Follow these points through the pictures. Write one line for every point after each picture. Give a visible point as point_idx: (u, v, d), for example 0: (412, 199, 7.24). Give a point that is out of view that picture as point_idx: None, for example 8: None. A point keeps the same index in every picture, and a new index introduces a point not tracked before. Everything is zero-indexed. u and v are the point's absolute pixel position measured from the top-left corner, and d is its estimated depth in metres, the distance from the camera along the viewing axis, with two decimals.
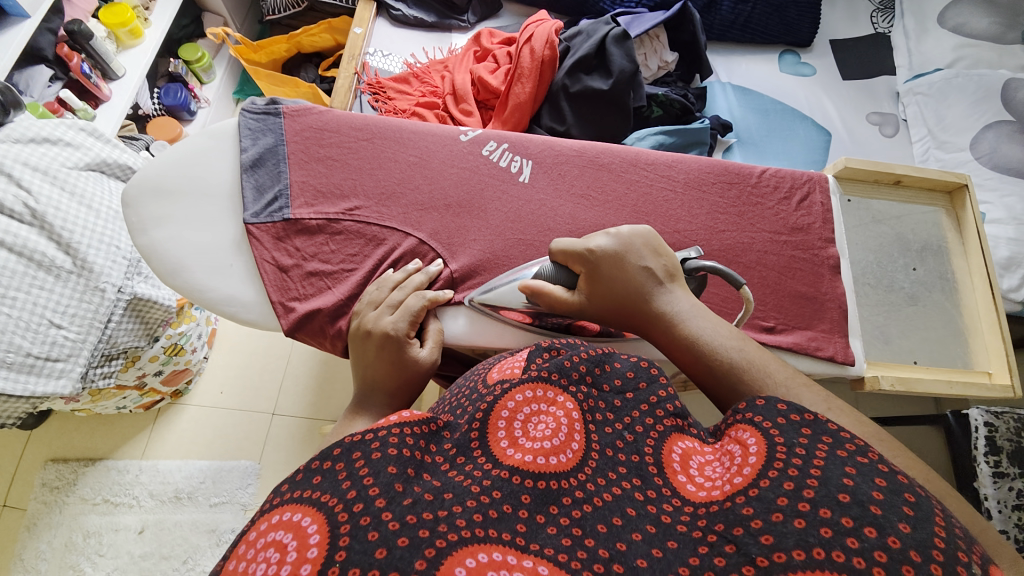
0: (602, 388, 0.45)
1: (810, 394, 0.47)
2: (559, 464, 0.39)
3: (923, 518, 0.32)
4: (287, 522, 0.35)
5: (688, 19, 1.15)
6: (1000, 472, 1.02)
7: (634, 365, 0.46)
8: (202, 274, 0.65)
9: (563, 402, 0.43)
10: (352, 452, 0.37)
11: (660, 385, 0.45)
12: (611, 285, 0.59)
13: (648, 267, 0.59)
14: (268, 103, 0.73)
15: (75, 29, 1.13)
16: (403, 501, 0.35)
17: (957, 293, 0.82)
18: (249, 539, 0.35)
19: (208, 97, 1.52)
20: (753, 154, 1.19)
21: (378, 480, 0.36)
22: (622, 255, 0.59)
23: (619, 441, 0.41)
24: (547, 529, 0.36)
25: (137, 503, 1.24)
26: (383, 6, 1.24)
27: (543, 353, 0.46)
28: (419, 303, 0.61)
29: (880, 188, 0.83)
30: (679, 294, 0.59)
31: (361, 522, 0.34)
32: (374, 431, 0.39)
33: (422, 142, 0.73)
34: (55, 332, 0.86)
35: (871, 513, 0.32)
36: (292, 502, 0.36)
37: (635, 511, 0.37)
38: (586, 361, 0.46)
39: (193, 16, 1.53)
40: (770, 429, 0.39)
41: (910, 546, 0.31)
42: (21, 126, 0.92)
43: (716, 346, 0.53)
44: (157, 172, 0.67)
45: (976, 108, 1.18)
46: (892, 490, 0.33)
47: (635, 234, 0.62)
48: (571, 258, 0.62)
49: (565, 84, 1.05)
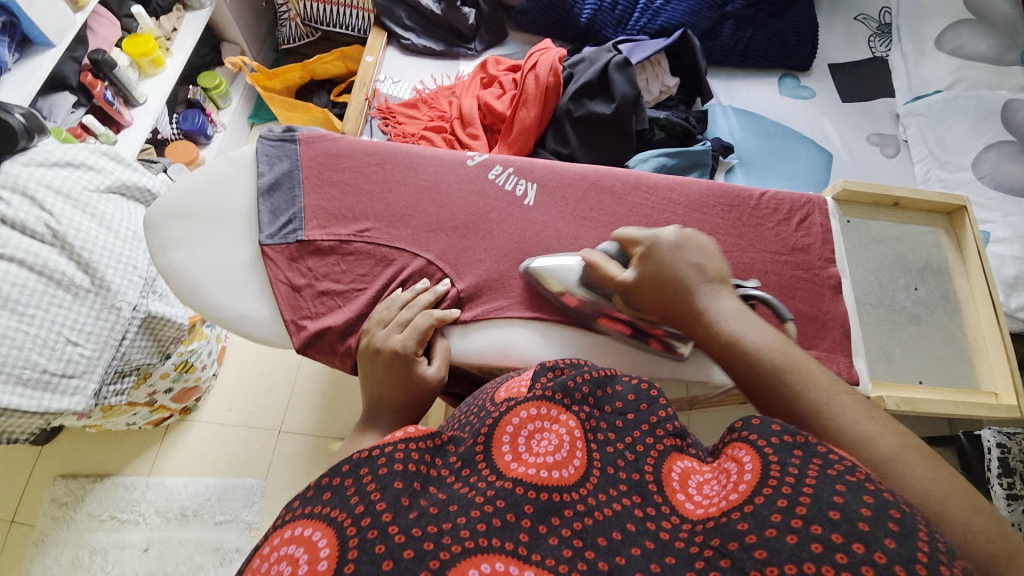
0: (603, 409, 0.46)
1: (851, 401, 0.49)
2: (560, 478, 0.39)
3: (908, 533, 0.33)
4: (298, 537, 0.36)
5: (689, 46, 1.19)
6: (1015, 493, 1.00)
7: (635, 387, 0.47)
8: (217, 293, 0.67)
9: (565, 418, 0.43)
10: (359, 469, 0.38)
11: (659, 405, 0.46)
12: (665, 272, 0.60)
13: (701, 266, 0.59)
14: (284, 131, 0.76)
15: (99, 58, 1.19)
16: (408, 515, 0.36)
17: (960, 313, 0.82)
18: (261, 554, 0.36)
19: (225, 121, 1.58)
20: (755, 175, 1.21)
21: (384, 496, 0.37)
22: (679, 249, 0.60)
23: (619, 459, 0.42)
24: (547, 539, 0.36)
25: (143, 520, 1.24)
26: (393, 36, 1.30)
27: (547, 372, 0.47)
28: (427, 322, 0.62)
29: (880, 210, 0.84)
30: (727, 295, 0.59)
31: (369, 536, 0.35)
32: (381, 447, 0.40)
33: (430, 167, 0.75)
34: (71, 349, 0.88)
35: (860, 530, 0.33)
36: (304, 517, 0.36)
37: (634, 526, 0.38)
38: (589, 382, 0.47)
39: (213, 46, 1.60)
40: (766, 448, 0.39)
41: (896, 561, 0.32)
42: (46, 150, 0.96)
43: (760, 346, 0.54)
44: (176, 196, 0.70)
45: (977, 129, 1.21)
46: (880, 507, 0.34)
47: (699, 237, 0.63)
48: (633, 242, 0.63)
49: (569, 109, 1.09)
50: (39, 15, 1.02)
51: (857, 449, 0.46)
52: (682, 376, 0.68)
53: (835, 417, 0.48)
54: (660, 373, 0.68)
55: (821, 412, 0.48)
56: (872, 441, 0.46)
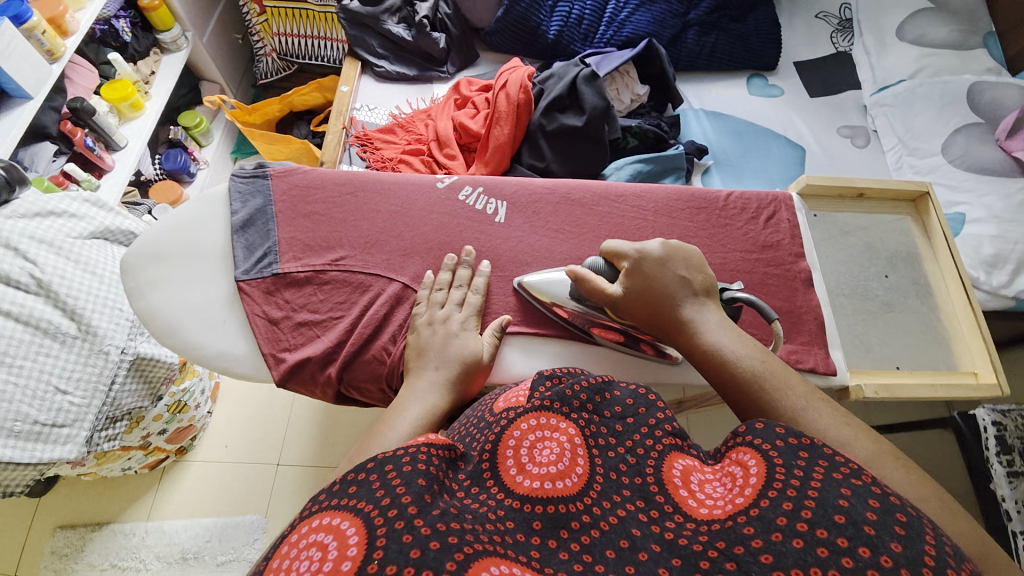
0: (603, 414, 0.47)
1: (829, 409, 0.50)
2: (565, 489, 0.40)
3: (915, 536, 0.33)
4: (327, 526, 0.35)
5: (655, 54, 1.22)
6: (1014, 471, 1.00)
7: (633, 393, 0.48)
8: (196, 332, 0.68)
9: (566, 427, 0.44)
10: (384, 465, 0.38)
11: (658, 409, 0.47)
12: (650, 285, 0.61)
13: (686, 277, 0.61)
14: (255, 167, 0.77)
15: (78, 106, 1.20)
16: (432, 511, 0.35)
17: (934, 297, 0.83)
18: (289, 542, 0.35)
19: (207, 159, 1.60)
20: (731, 175, 1.23)
21: (409, 490, 0.36)
22: (664, 261, 0.62)
23: (622, 464, 0.42)
24: (558, 554, 0.36)
25: (144, 566, 1.22)
26: (367, 65, 1.32)
27: (545, 382, 0.49)
28: (478, 299, 0.69)
29: (845, 202, 0.86)
30: (711, 308, 0.61)
31: (396, 526, 0.34)
32: (404, 447, 0.40)
33: (402, 192, 0.76)
34: (61, 398, 0.88)
35: (866, 533, 0.33)
36: (331, 508, 0.36)
37: (640, 531, 0.38)
38: (587, 389, 0.48)
39: (191, 86, 1.62)
40: (770, 451, 0.40)
41: (902, 564, 0.32)
42: (27, 202, 0.97)
43: (739, 355, 0.55)
44: (153, 239, 0.71)
45: (944, 113, 1.22)
46: (885, 511, 0.34)
47: (680, 247, 0.64)
48: (617, 256, 0.65)
49: (542, 124, 1.11)
50: (16, 69, 1.04)
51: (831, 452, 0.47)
52: (665, 381, 0.69)
53: (810, 423, 0.49)
54: (641, 378, 0.69)
55: (796, 417, 0.50)
56: (848, 447, 0.47)
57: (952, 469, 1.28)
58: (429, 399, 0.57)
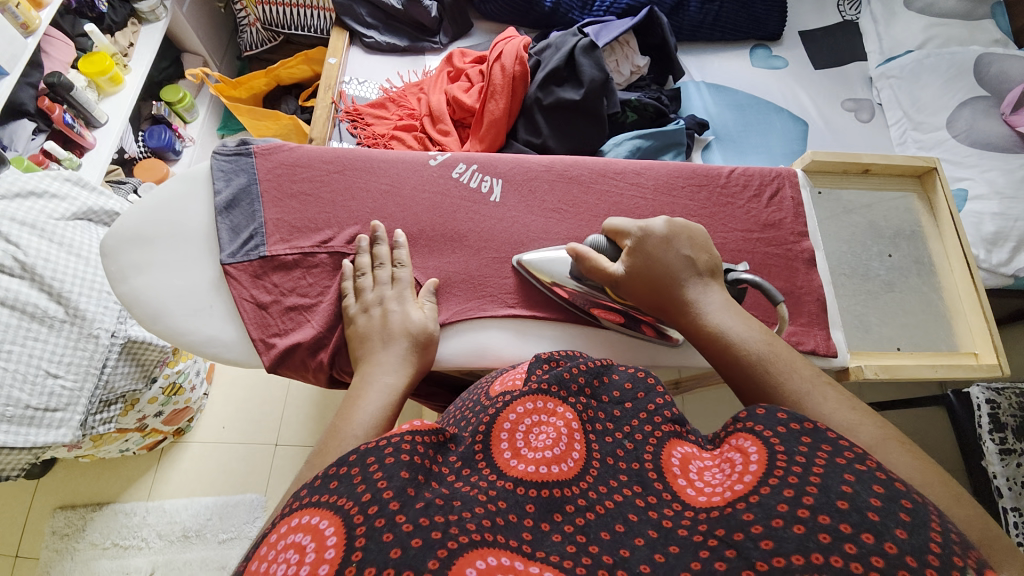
0: (601, 399, 0.46)
1: (834, 392, 0.49)
2: (560, 473, 0.39)
3: (920, 524, 0.33)
4: (305, 525, 0.35)
5: (656, 23, 1.18)
6: (1006, 447, 1.02)
7: (632, 376, 0.48)
8: (183, 317, 0.66)
9: (563, 412, 0.44)
10: (366, 458, 0.37)
11: (656, 394, 0.46)
12: (653, 266, 0.59)
13: (691, 257, 0.60)
14: (239, 144, 0.73)
15: (55, 81, 1.14)
16: (415, 505, 0.34)
17: (936, 276, 0.82)
18: (269, 542, 0.35)
19: (192, 135, 1.55)
20: (732, 151, 1.20)
21: (390, 484, 0.35)
22: (669, 241, 0.60)
23: (618, 449, 0.42)
24: (551, 536, 0.36)
25: (146, 544, 1.24)
26: (355, 35, 1.27)
27: (542, 365, 0.48)
28: (406, 275, 0.66)
29: (849, 178, 0.84)
30: (715, 288, 0.60)
31: (375, 524, 0.33)
32: (387, 437, 0.39)
33: (393, 170, 0.74)
34: (52, 382, 0.87)
35: (869, 520, 0.33)
36: (312, 505, 0.35)
37: (637, 517, 0.37)
38: (585, 372, 0.47)
39: (173, 58, 1.55)
40: (771, 438, 0.39)
41: (907, 552, 0.31)
42: (6, 181, 0.93)
43: (743, 337, 0.55)
44: (133, 221, 0.68)
45: (950, 86, 1.19)
46: (890, 497, 0.34)
47: (686, 226, 0.62)
48: (619, 234, 0.63)
49: (538, 97, 1.07)
50: None
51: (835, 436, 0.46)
52: (662, 363, 0.69)
53: (815, 407, 0.48)
54: (638, 361, 0.68)
55: (799, 401, 0.49)
56: (852, 430, 0.46)
57: (943, 445, 1.30)
58: (387, 381, 0.56)
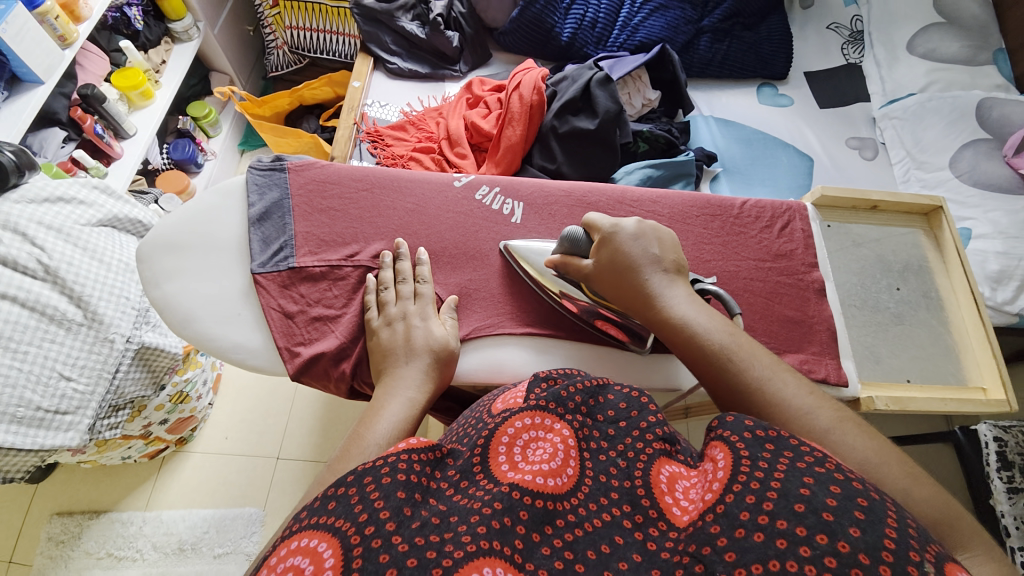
0: (596, 418, 0.46)
1: (791, 378, 0.51)
2: (555, 486, 0.40)
3: (875, 520, 0.33)
4: (304, 548, 0.35)
5: (668, 59, 1.22)
6: (1014, 487, 1.01)
7: (627, 396, 0.48)
8: (211, 324, 0.67)
9: (560, 428, 0.44)
10: (363, 478, 0.38)
11: (649, 413, 0.46)
12: (617, 264, 0.61)
13: (657, 255, 0.60)
14: (273, 160, 0.76)
15: (89, 93, 1.19)
16: (411, 524, 0.35)
17: (943, 311, 0.84)
18: (269, 564, 0.35)
19: (215, 150, 1.59)
20: (740, 182, 1.23)
21: (387, 504, 0.36)
22: (636, 238, 0.61)
23: (612, 467, 0.42)
24: (541, 549, 0.36)
25: (140, 556, 1.22)
26: (379, 61, 1.32)
27: (541, 383, 0.48)
28: (430, 291, 0.68)
29: (858, 214, 0.87)
30: (681, 285, 0.59)
31: (372, 544, 0.34)
32: (384, 457, 0.40)
33: (418, 190, 0.76)
34: (65, 385, 0.88)
35: (824, 521, 0.33)
36: (310, 528, 0.36)
37: (622, 539, 0.37)
38: (581, 391, 0.48)
39: (201, 76, 1.61)
40: (737, 444, 0.39)
41: (860, 550, 0.32)
42: (34, 186, 0.95)
43: (706, 329, 0.55)
44: (168, 229, 0.70)
45: (953, 128, 1.23)
46: (846, 497, 0.34)
47: (658, 229, 0.63)
48: (594, 229, 0.65)
49: (554, 126, 1.11)
50: (27, 52, 1.03)
51: (797, 421, 0.48)
52: (677, 384, 0.70)
53: (774, 393, 0.50)
54: (653, 382, 0.70)
55: (762, 386, 0.51)
56: (812, 414, 0.48)
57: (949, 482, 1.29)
58: (408, 394, 0.57)
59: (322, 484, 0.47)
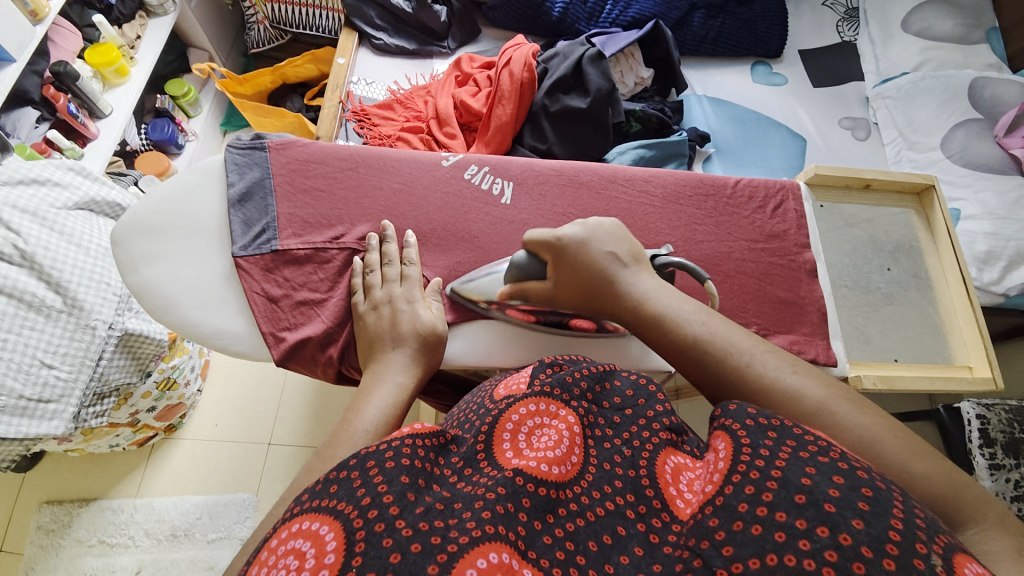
0: (602, 405, 0.47)
1: (774, 360, 0.51)
2: (559, 474, 0.39)
3: (881, 512, 0.33)
4: (305, 531, 0.34)
5: (661, 36, 1.20)
6: (995, 463, 1.04)
7: (634, 383, 0.48)
8: (193, 309, 0.66)
9: (565, 415, 0.44)
10: (365, 462, 0.37)
11: (656, 401, 0.47)
12: (579, 272, 0.61)
13: (613, 252, 0.61)
14: (253, 138, 0.73)
15: (60, 70, 1.15)
16: (415, 509, 0.34)
17: (932, 290, 0.84)
18: (269, 548, 0.35)
19: (195, 130, 1.54)
20: (733, 163, 1.22)
21: (390, 488, 0.35)
22: (587, 243, 0.61)
23: (616, 455, 0.42)
24: (542, 537, 0.36)
25: (133, 542, 1.22)
26: (364, 36, 1.28)
27: (546, 369, 0.49)
28: (417, 273, 0.67)
29: (851, 193, 0.87)
30: (644, 273, 0.61)
31: (375, 529, 0.33)
32: (388, 440, 0.39)
33: (405, 170, 0.74)
34: (46, 372, 0.86)
35: (826, 512, 0.33)
36: (311, 511, 0.35)
37: (625, 530, 0.37)
38: (587, 378, 0.48)
39: (179, 52, 1.55)
40: (741, 432, 0.39)
41: (862, 543, 0.31)
42: (9, 167, 0.93)
43: (682, 320, 0.56)
44: (144, 211, 0.68)
45: (945, 108, 1.22)
46: (850, 487, 0.34)
47: (601, 224, 0.64)
48: (539, 246, 0.63)
49: (545, 104, 1.09)
50: None
51: (789, 404, 0.48)
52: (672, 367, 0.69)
53: (760, 376, 0.50)
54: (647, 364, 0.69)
55: (747, 370, 0.51)
56: (802, 395, 0.48)
57: None
58: (396, 379, 0.57)
59: (312, 472, 0.46)
